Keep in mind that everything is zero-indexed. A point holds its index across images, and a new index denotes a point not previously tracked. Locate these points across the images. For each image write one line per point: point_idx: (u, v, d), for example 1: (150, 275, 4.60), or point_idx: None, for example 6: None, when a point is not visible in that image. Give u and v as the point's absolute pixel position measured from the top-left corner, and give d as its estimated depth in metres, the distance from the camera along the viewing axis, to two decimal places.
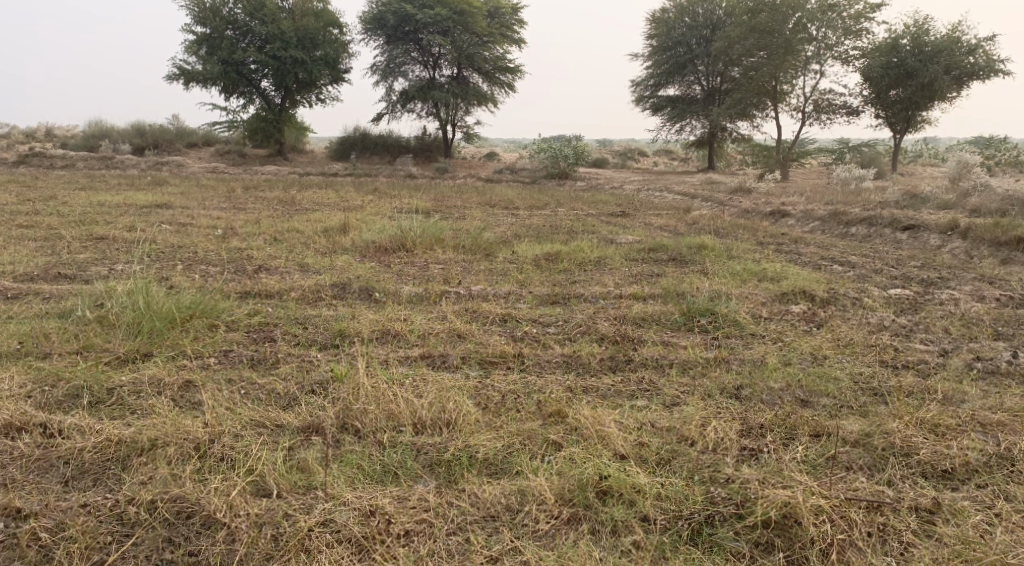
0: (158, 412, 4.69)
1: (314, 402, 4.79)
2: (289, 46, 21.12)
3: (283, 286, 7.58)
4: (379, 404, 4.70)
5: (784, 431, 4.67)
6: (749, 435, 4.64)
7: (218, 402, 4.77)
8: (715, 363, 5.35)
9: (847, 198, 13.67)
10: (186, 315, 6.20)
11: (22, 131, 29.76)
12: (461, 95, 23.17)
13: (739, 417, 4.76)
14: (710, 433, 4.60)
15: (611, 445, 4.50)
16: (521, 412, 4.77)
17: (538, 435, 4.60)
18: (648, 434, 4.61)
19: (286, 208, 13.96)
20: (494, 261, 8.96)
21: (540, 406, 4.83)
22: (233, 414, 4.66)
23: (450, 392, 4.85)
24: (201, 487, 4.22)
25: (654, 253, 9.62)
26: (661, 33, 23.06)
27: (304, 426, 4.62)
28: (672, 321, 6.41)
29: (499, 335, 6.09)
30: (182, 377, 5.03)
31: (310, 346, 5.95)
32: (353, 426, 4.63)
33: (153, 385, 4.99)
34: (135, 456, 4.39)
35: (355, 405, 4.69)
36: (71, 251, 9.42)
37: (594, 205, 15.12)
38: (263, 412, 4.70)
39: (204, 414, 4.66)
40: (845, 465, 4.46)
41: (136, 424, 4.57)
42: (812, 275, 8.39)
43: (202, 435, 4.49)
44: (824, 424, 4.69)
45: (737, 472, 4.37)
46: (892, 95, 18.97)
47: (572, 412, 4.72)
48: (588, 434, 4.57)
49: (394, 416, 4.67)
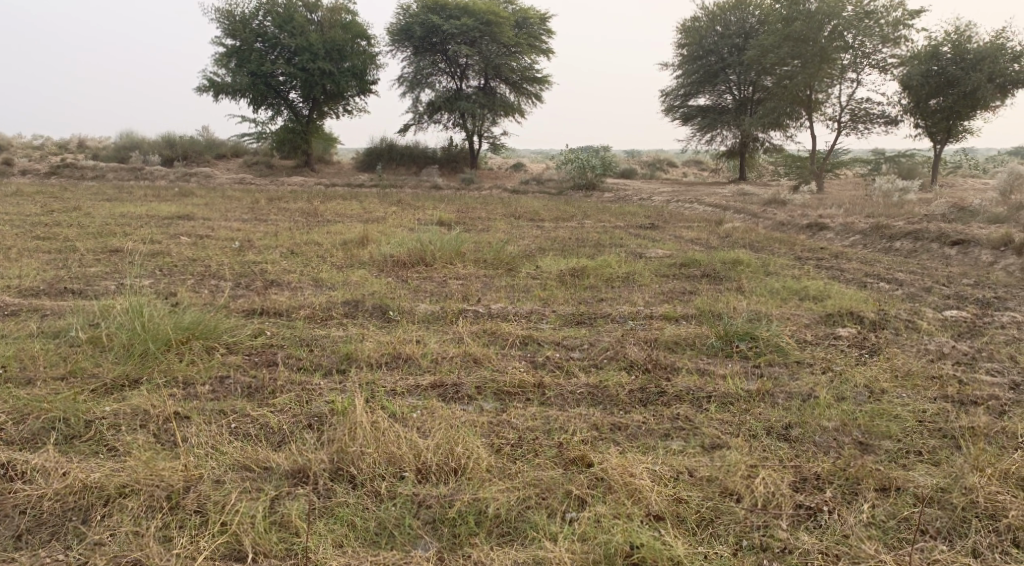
0: (135, 451, 4.26)
1: (308, 442, 4.31)
2: (317, 57, 20.81)
3: (292, 303, 7.13)
4: (380, 446, 4.21)
5: (842, 484, 4.12)
6: (803, 489, 4.09)
7: (202, 440, 4.32)
8: (759, 397, 4.79)
9: (889, 210, 13.02)
10: (184, 337, 5.75)
11: (54, 141, 29.80)
12: (488, 106, 22.71)
13: (790, 465, 4.21)
14: (758, 487, 4.05)
15: (643, 503, 3.98)
16: (540, 457, 4.26)
17: (559, 487, 4.08)
18: (685, 486, 4.08)
19: (308, 219, 13.57)
20: (517, 277, 8.45)
21: (562, 450, 4.31)
22: (215, 456, 4.21)
23: (461, 431, 4.34)
24: (167, 550, 3.77)
25: (687, 269, 9.06)
26: (693, 41, 22.47)
27: (295, 470, 4.15)
28: (708, 345, 5.86)
29: (519, 360, 5.58)
30: (166, 408, 4.59)
31: (312, 372, 5.48)
32: (349, 473, 4.15)
33: (134, 417, 4.55)
34: (99, 507, 3.96)
35: (352, 447, 4.20)
36: (82, 264, 9.05)
37: (622, 216, 14.59)
38: (250, 451, 4.24)
39: (183, 455, 4.21)
40: (921, 530, 3.90)
41: (106, 466, 4.13)
42: (858, 294, 7.79)
43: (177, 482, 4.04)
44: (891, 477, 4.13)
45: (793, 541, 3.84)
46: (933, 104, 18.26)
47: (596, 458, 4.21)
48: (616, 486, 4.05)
49: (397, 461, 4.18)
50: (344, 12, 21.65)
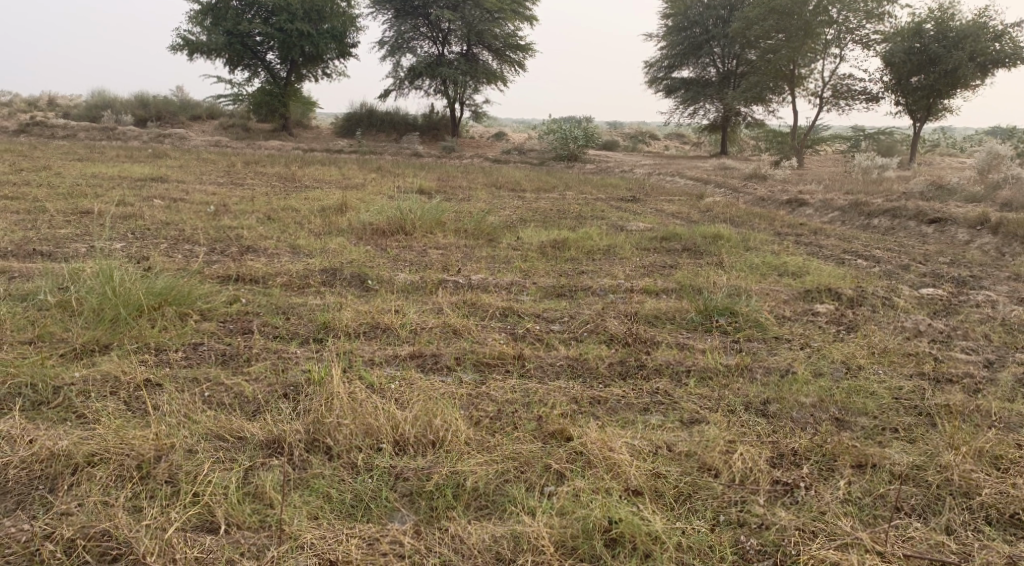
0: (106, 419, 4.20)
1: (284, 412, 4.27)
2: (295, 18, 20.45)
3: (269, 270, 7.04)
4: (356, 417, 4.18)
5: (819, 461, 4.15)
6: (780, 465, 4.12)
7: (174, 408, 4.27)
8: (737, 373, 4.80)
9: (868, 187, 13.06)
10: (156, 303, 5.66)
11: (26, 99, 29.21)
12: (470, 73, 22.47)
13: (768, 442, 4.23)
14: (736, 463, 4.08)
15: (621, 477, 3.99)
16: (518, 431, 4.25)
17: (537, 461, 4.08)
18: (663, 462, 4.09)
19: (286, 185, 13.41)
20: (497, 247, 8.41)
21: (540, 423, 4.30)
22: (188, 425, 4.16)
23: (438, 402, 4.32)
24: (137, 521, 3.73)
25: (667, 242, 9.05)
26: (677, 13, 22.31)
27: (270, 440, 4.11)
28: (687, 320, 5.86)
29: (498, 332, 5.56)
30: (138, 375, 4.54)
31: (289, 340, 5.42)
32: (325, 444, 4.12)
33: (104, 385, 4.49)
34: (67, 476, 3.91)
35: (329, 418, 4.16)
36: (54, 226, 8.89)
37: (603, 188, 14.55)
38: (224, 421, 4.20)
39: (154, 424, 4.17)
40: (896, 507, 3.94)
41: (75, 434, 4.08)
42: (837, 270, 7.82)
43: (148, 451, 3.99)
44: (867, 454, 4.16)
45: (770, 517, 3.86)
46: (913, 81, 18.30)
47: (575, 432, 4.21)
48: (593, 461, 4.06)
49: (373, 432, 4.16)
50: None
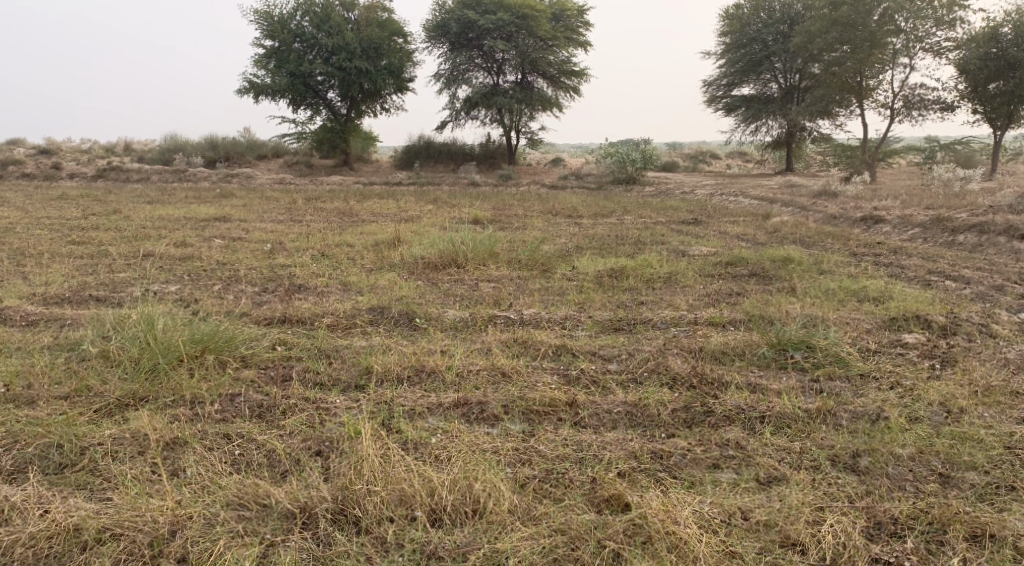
0: (125, 486, 4.02)
1: (310, 478, 4.02)
2: (355, 56, 20.54)
3: (315, 310, 6.76)
4: (389, 485, 3.89)
5: (925, 532, 3.67)
6: (878, 538, 3.66)
7: (197, 473, 4.07)
8: (818, 418, 4.31)
9: (950, 202, 12.27)
10: (198, 350, 5.36)
11: (101, 144, 30.01)
12: (526, 101, 22.20)
13: (861, 509, 3.76)
14: (826, 538, 3.62)
15: (690, 557, 3.57)
16: (569, 497, 3.87)
17: (591, 536, 3.68)
18: (737, 535, 3.66)
19: (343, 219, 13.25)
20: (553, 278, 7.99)
21: (595, 487, 3.90)
22: (210, 492, 3.96)
23: (481, 466, 3.97)
24: None
25: (733, 267, 8.52)
26: (735, 30, 21.74)
27: (295, 510, 3.87)
28: (759, 355, 5.34)
29: (551, 375, 5.12)
30: (168, 432, 4.31)
31: (329, 389, 5.07)
32: (353, 515, 3.85)
33: (133, 443, 4.27)
34: (75, 555, 3.73)
35: (358, 484, 3.91)
36: (111, 269, 8.79)
37: (664, 211, 14.05)
38: (249, 487, 3.97)
39: (177, 492, 3.97)
40: None
41: (90, 505, 3.90)
42: (923, 294, 7.21)
43: (163, 526, 3.81)
44: (982, 522, 3.68)
45: None
46: (992, 88, 17.39)
47: (634, 498, 3.80)
48: (656, 535, 3.64)
49: (408, 500, 3.86)
50: (381, 10, 21.30)
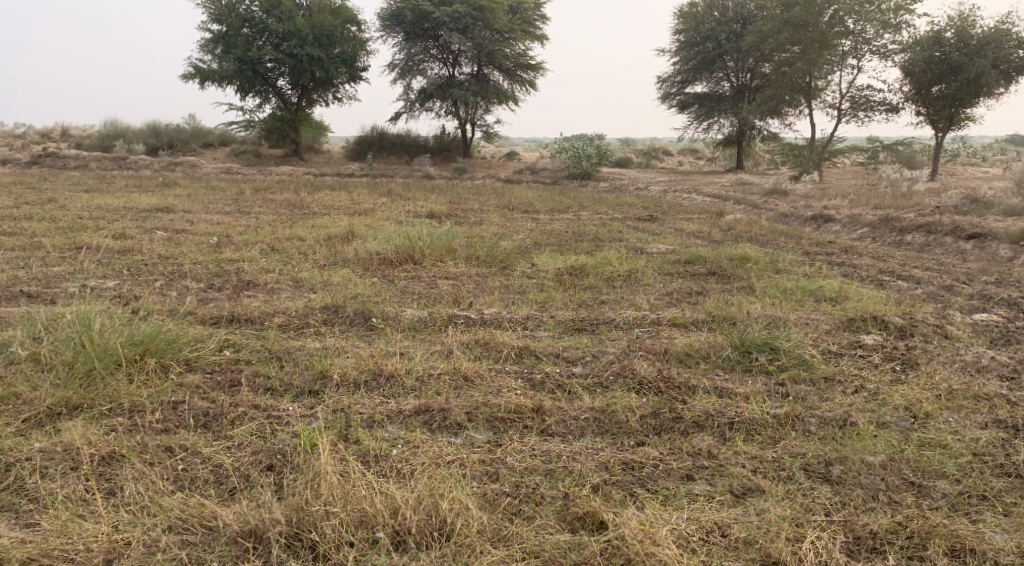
0: (56, 507, 3.94)
1: (260, 497, 3.94)
2: (306, 43, 20.13)
3: (265, 309, 6.52)
4: (347, 505, 3.82)
5: (903, 547, 3.67)
6: (858, 554, 3.64)
7: (135, 493, 4.00)
8: (787, 424, 4.29)
9: (897, 202, 12.42)
10: (138, 353, 5.13)
11: (38, 130, 28.98)
12: (481, 94, 21.98)
13: (839, 523, 3.74)
14: (805, 555, 3.60)
15: None
16: (539, 515, 3.82)
17: (564, 558, 3.63)
18: (713, 553, 3.63)
19: (294, 212, 12.93)
20: (512, 276, 7.86)
21: (567, 504, 3.85)
22: (151, 513, 3.90)
23: (445, 482, 3.91)
24: None
25: (691, 266, 8.47)
26: (689, 28, 21.81)
27: (244, 532, 3.80)
28: (724, 358, 5.26)
29: (514, 379, 4.99)
30: (104, 447, 4.25)
31: (282, 394, 4.88)
32: (308, 538, 3.77)
33: (63, 459, 4.21)
34: None
35: (316, 506, 3.81)
36: (46, 263, 8.41)
37: (620, 207, 14.00)
38: (194, 507, 3.92)
39: (111, 514, 3.90)
40: None
41: (15, 532, 3.81)
42: (878, 294, 7.24)
43: (98, 554, 3.74)
44: (959, 535, 3.68)
45: None
46: (934, 91, 17.66)
47: (608, 516, 3.76)
48: (633, 555, 3.59)
49: (366, 521, 3.79)
50: None
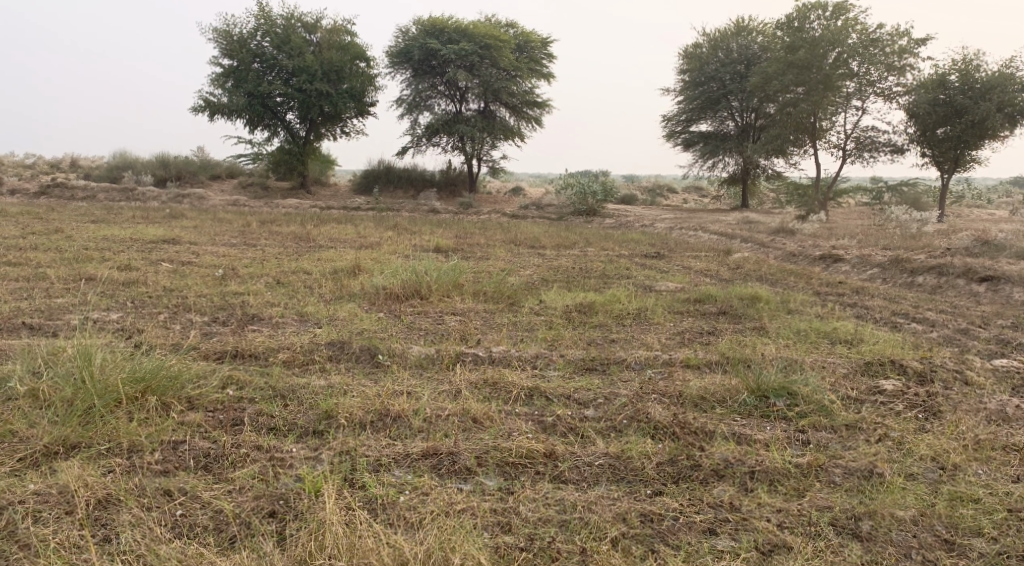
0: (47, 556, 3.82)
1: (263, 548, 3.83)
2: (315, 79, 20.24)
3: (270, 344, 6.39)
4: (354, 557, 3.73)
5: None
6: None
7: (131, 541, 3.88)
8: (811, 474, 4.21)
9: (906, 243, 12.31)
10: (139, 390, 4.98)
11: (47, 161, 29.09)
12: (487, 130, 22.00)
13: None
14: None
15: None
16: None
17: None
18: None
19: (300, 245, 12.85)
20: (520, 313, 7.73)
21: (585, 559, 3.79)
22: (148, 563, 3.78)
23: (458, 534, 3.84)
24: None
25: (702, 305, 8.33)
26: (693, 68, 21.90)
27: None
28: (740, 403, 5.08)
29: (525, 422, 4.84)
30: (99, 490, 4.11)
31: (285, 435, 4.74)
32: None
33: (58, 502, 4.07)
34: None
35: (319, 558, 3.74)
36: (49, 294, 8.30)
37: (626, 244, 13.91)
38: (192, 557, 3.80)
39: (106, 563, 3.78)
40: None
41: None
42: (894, 337, 7.08)
43: None
44: None
45: None
46: (940, 133, 17.61)
47: None
48: None
49: None
50: (343, 34, 21.07)
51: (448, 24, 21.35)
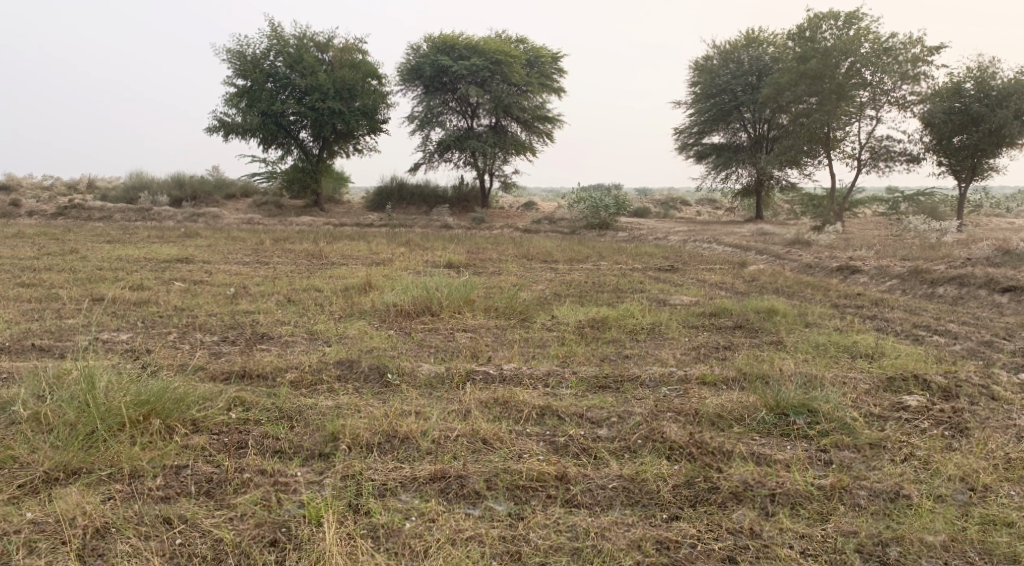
0: None
1: None
2: (327, 97, 20.26)
3: (278, 363, 6.28)
4: None
5: None
6: None
7: None
8: (834, 496, 4.23)
9: (925, 253, 12.09)
10: (143, 413, 4.85)
11: (64, 182, 29.23)
12: (499, 145, 21.94)
13: None
14: None
15: None
16: None
17: None
18: None
19: (312, 262, 12.77)
20: (532, 329, 7.58)
21: None
22: None
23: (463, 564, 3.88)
24: None
25: (717, 319, 8.17)
26: (705, 81, 21.77)
27: None
28: (759, 421, 4.91)
29: (536, 442, 4.70)
30: (95, 520, 4.14)
31: (290, 458, 4.62)
32: None
33: (55, 532, 4.09)
34: None
35: None
36: (60, 315, 8.24)
37: (640, 257, 13.75)
38: None
39: None
40: None
41: None
42: (916, 350, 6.90)
43: None
44: None
45: None
46: (956, 141, 17.36)
47: None
48: None
49: None
50: (355, 52, 21.10)
51: (458, 41, 21.34)
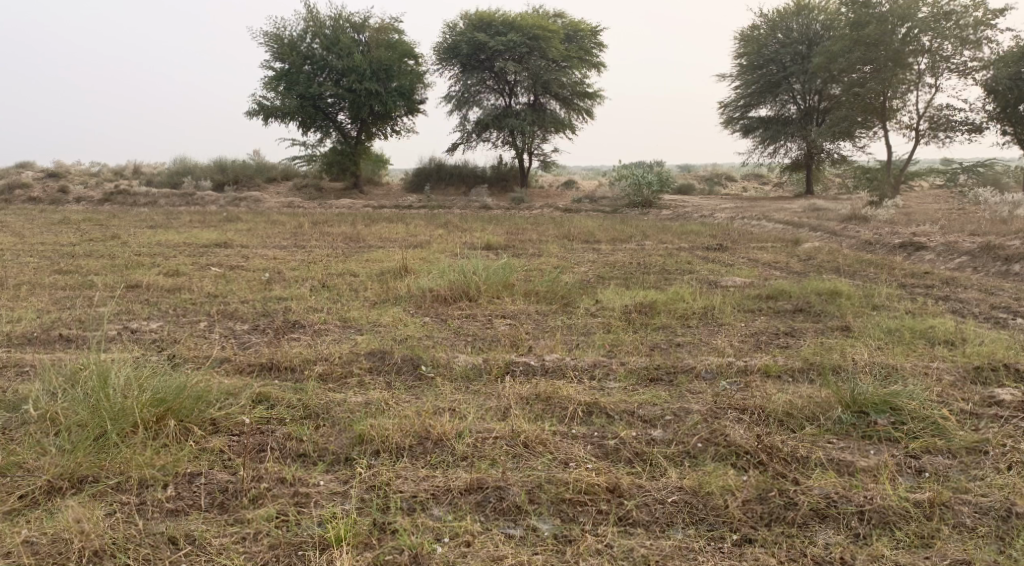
0: None
1: None
2: (365, 78, 19.74)
3: (306, 355, 5.84)
4: None
5: None
6: None
7: None
8: (935, 516, 3.72)
9: (995, 228, 11.29)
10: (158, 414, 4.42)
11: (110, 168, 29.29)
12: (538, 123, 21.32)
13: None
14: None
15: None
16: None
17: None
18: None
19: (349, 245, 12.38)
20: (576, 315, 7.06)
21: None
22: None
23: None
24: None
25: (775, 301, 7.57)
26: (752, 51, 20.92)
27: None
28: (836, 420, 4.35)
29: (584, 446, 4.21)
30: (94, 540, 3.76)
31: (314, 463, 4.19)
32: None
33: (49, 554, 3.73)
34: None
35: None
36: (91, 302, 7.91)
37: (686, 236, 13.12)
38: None
39: None
40: None
41: None
42: (1000, 335, 6.26)
43: None
44: None
45: None
46: (1022, 109, 16.44)
47: None
48: None
49: None
50: (391, 32, 20.57)
51: (495, 17, 20.75)
